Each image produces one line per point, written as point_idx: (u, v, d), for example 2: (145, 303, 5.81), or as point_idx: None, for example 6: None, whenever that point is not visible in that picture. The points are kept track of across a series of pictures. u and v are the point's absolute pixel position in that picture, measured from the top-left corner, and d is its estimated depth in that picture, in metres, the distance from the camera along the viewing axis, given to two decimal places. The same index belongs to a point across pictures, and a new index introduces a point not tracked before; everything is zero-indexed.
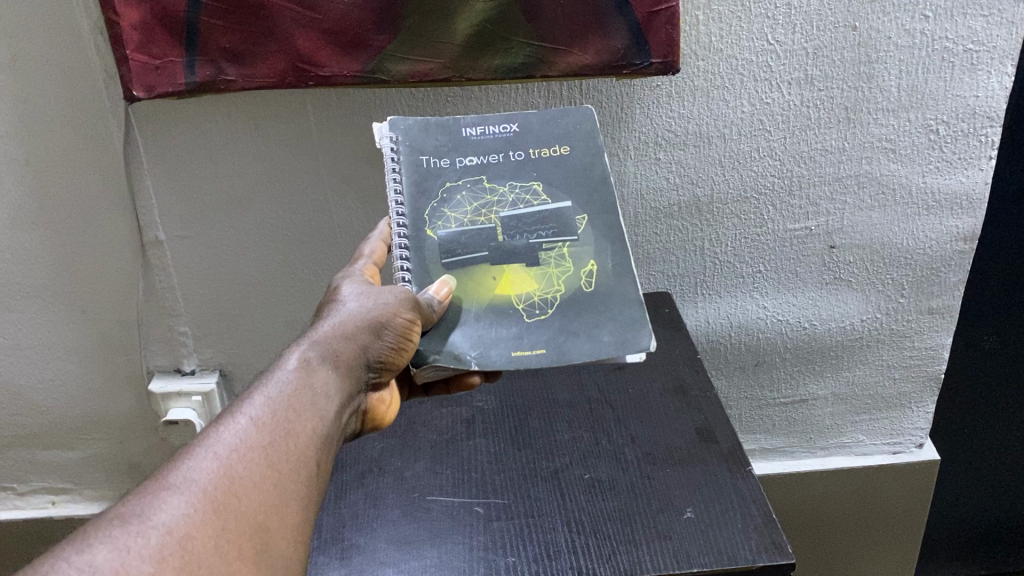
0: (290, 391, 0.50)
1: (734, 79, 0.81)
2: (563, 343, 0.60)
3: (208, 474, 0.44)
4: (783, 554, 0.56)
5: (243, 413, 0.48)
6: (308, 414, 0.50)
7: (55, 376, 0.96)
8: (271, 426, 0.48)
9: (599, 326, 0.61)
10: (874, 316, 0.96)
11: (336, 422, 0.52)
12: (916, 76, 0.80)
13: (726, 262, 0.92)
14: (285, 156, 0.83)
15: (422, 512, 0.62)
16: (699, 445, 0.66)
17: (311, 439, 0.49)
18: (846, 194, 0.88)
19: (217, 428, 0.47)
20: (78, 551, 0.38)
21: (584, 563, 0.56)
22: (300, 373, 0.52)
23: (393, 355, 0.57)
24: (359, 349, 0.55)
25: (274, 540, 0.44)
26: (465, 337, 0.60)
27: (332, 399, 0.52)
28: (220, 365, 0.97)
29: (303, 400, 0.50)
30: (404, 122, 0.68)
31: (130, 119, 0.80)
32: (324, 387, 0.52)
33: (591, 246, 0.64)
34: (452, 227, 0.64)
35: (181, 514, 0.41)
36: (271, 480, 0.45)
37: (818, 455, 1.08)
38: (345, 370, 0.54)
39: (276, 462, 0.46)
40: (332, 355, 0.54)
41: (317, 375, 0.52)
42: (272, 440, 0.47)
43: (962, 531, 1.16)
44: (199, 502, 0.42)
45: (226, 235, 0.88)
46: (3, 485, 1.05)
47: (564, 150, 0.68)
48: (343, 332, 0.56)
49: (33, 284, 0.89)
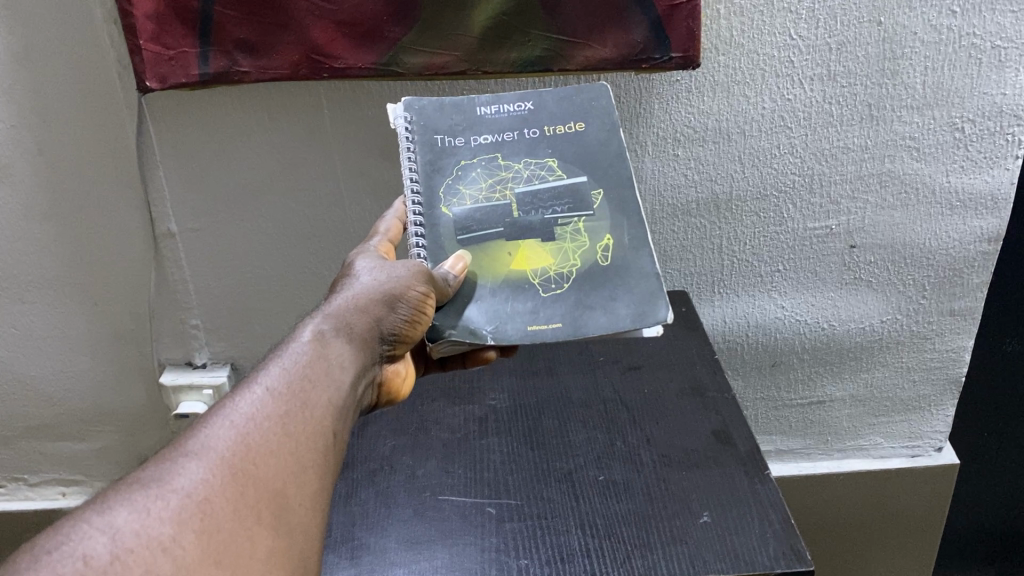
0: (306, 361, 0.49)
1: (756, 75, 0.79)
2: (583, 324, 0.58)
3: (226, 441, 0.43)
4: (802, 561, 0.55)
5: (259, 383, 0.47)
6: (322, 385, 0.49)
7: (67, 369, 0.96)
8: (287, 396, 0.47)
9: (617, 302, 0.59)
10: (894, 317, 0.94)
11: (350, 392, 0.51)
12: (942, 73, 0.79)
13: (744, 260, 0.91)
14: (299, 149, 0.82)
15: (434, 511, 0.61)
16: (716, 448, 0.65)
17: (327, 409, 0.48)
18: (868, 192, 0.86)
19: (233, 397, 0.46)
20: (99, 512, 0.37)
21: (598, 566, 0.55)
22: (314, 344, 0.51)
23: (407, 327, 0.56)
24: (372, 320, 0.55)
25: (292, 507, 0.43)
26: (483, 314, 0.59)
27: (346, 368, 0.51)
28: (232, 358, 0.96)
29: (319, 368, 0.49)
30: (418, 102, 0.66)
31: (143, 110, 0.79)
32: (339, 358, 0.51)
33: (607, 220, 0.63)
34: (467, 204, 0.63)
35: (200, 478, 0.40)
36: (288, 448, 0.44)
37: (834, 458, 1.06)
38: (360, 341, 0.54)
39: (294, 432, 0.45)
40: (346, 326, 0.53)
41: (330, 345, 0.52)
42: (288, 411, 0.46)
43: (980, 536, 1.15)
44: (218, 468, 0.41)
45: (239, 229, 0.87)
46: (14, 475, 1.05)
47: (579, 127, 0.66)
48: (356, 304, 0.55)
49: (46, 276, 0.89)
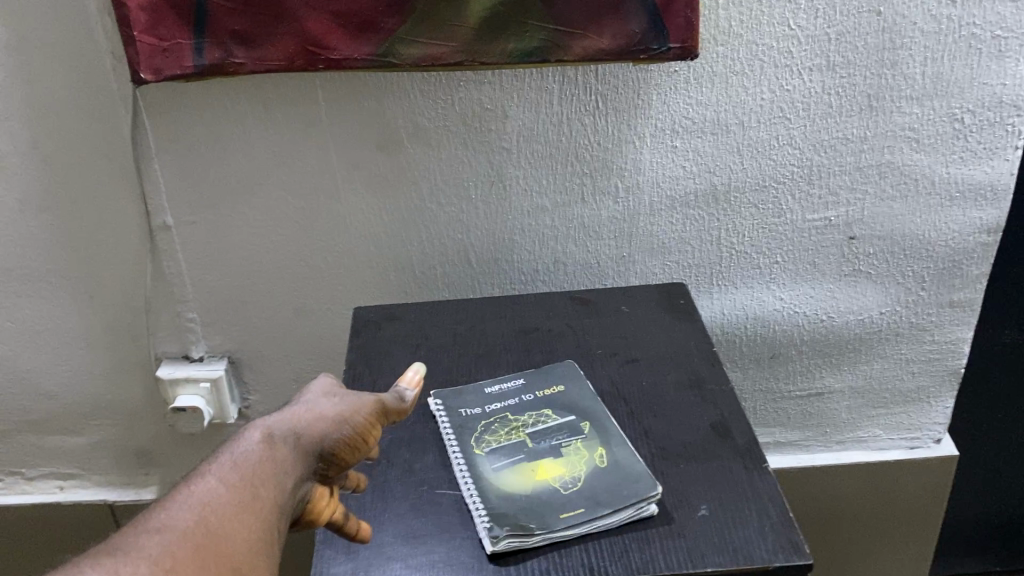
0: (256, 455, 0.46)
1: (754, 66, 0.79)
2: (603, 494, 0.58)
3: (184, 521, 0.41)
4: (801, 554, 0.55)
5: (211, 471, 0.45)
6: (274, 479, 0.46)
7: (63, 363, 0.95)
8: (240, 486, 0.44)
9: (632, 479, 0.59)
10: (893, 308, 0.94)
11: (292, 497, 0.47)
12: (941, 63, 0.78)
13: (743, 252, 0.90)
14: (295, 140, 0.82)
15: (431, 505, 0.60)
16: (714, 441, 0.65)
17: (276, 506, 0.45)
18: (867, 183, 0.86)
19: (196, 471, 0.45)
20: None
21: (596, 560, 0.55)
22: (264, 444, 0.47)
23: (348, 450, 0.52)
24: (320, 434, 0.50)
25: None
26: (504, 508, 0.58)
27: (292, 476, 0.47)
28: (229, 351, 0.95)
29: (270, 466, 0.46)
30: None
31: (138, 103, 0.79)
32: (288, 461, 0.48)
33: None
34: None
35: (161, 554, 0.39)
36: (249, 525, 0.43)
37: (833, 449, 1.06)
38: (307, 452, 0.49)
39: (248, 520, 0.43)
40: (297, 432, 0.49)
41: (280, 448, 0.48)
42: (241, 499, 0.44)
43: (975, 527, 1.15)
44: (179, 540, 0.40)
45: (234, 221, 0.86)
46: (10, 470, 1.03)
47: None
48: (313, 413, 0.51)
49: (41, 269, 0.88)
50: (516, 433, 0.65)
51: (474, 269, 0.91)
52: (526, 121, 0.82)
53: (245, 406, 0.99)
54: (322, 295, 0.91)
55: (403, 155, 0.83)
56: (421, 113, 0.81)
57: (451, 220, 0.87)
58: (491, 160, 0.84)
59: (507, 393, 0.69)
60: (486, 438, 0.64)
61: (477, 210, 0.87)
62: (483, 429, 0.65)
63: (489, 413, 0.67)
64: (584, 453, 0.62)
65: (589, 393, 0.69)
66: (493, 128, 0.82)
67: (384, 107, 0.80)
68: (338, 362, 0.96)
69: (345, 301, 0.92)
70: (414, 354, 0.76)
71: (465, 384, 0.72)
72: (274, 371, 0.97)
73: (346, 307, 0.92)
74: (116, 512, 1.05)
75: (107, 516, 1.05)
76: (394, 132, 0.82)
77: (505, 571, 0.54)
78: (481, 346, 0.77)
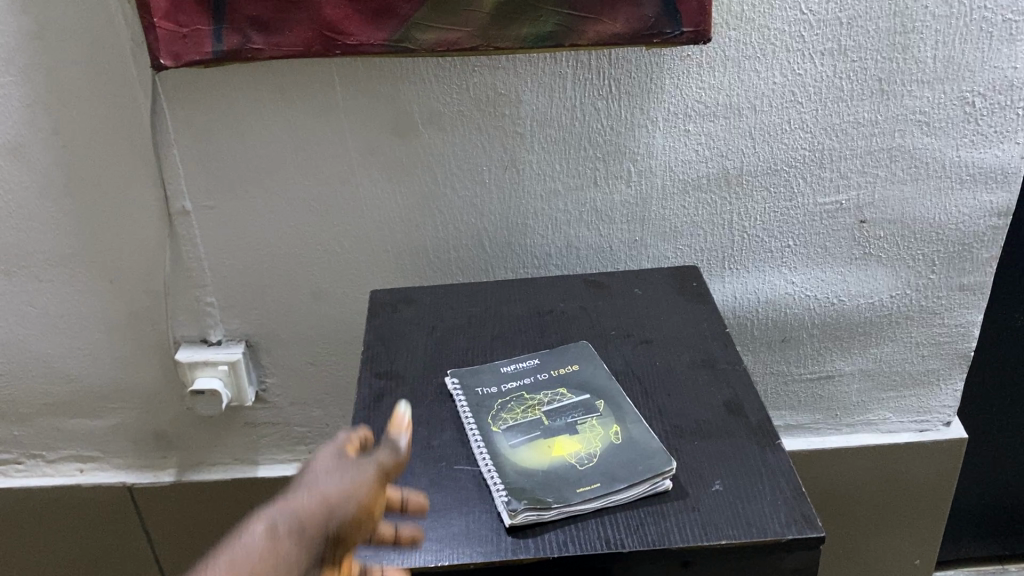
0: (252, 554, 0.44)
1: (766, 49, 0.79)
2: (619, 470, 0.59)
3: None
4: (813, 527, 0.56)
5: None
6: None
7: (83, 346, 0.96)
8: None
9: (647, 455, 0.61)
10: (904, 292, 0.95)
11: None
12: (952, 47, 0.79)
13: (754, 236, 0.91)
14: (311, 126, 0.83)
15: (450, 481, 0.61)
16: (728, 418, 0.66)
17: None
18: (878, 167, 0.86)
19: None
20: None
21: (612, 533, 0.56)
22: (258, 543, 0.45)
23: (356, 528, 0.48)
24: (325, 519, 0.47)
25: None
26: (522, 484, 0.59)
27: (295, 571, 0.45)
28: (247, 335, 0.97)
29: (268, 568, 0.44)
30: None
31: (157, 89, 0.80)
32: (287, 561, 0.45)
33: None
34: None
35: None
36: None
37: (843, 432, 1.06)
38: (310, 542, 0.46)
39: None
40: (299, 522, 0.46)
41: (283, 541, 0.45)
42: None
43: (977, 506, 1.18)
44: None
45: (252, 206, 0.87)
46: (31, 452, 1.05)
47: None
48: (317, 493, 0.48)
49: (62, 253, 0.90)
50: (532, 411, 0.66)
51: (487, 254, 0.92)
52: (540, 106, 0.83)
53: (262, 389, 1.00)
54: (338, 279, 0.92)
55: (418, 140, 0.84)
56: (436, 99, 0.82)
57: (465, 205, 0.88)
58: (505, 145, 0.85)
59: (522, 373, 0.71)
60: (502, 416, 0.66)
61: (491, 194, 0.88)
62: (499, 407, 0.67)
63: (504, 392, 0.68)
64: (599, 430, 0.64)
65: (603, 373, 0.70)
66: (507, 112, 0.83)
67: (400, 92, 0.81)
68: (354, 345, 0.97)
69: (361, 285, 0.93)
70: (430, 335, 0.77)
71: (480, 364, 0.73)
72: (290, 354, 0.98)
73: (362, 291, 0.93)
74: (135, 494, 1.06)
75: (126, 499, 1.06)
76: (409, 118, 0.83)
77: (524, 543, 0.55)
78: (495, 328, 0.78)
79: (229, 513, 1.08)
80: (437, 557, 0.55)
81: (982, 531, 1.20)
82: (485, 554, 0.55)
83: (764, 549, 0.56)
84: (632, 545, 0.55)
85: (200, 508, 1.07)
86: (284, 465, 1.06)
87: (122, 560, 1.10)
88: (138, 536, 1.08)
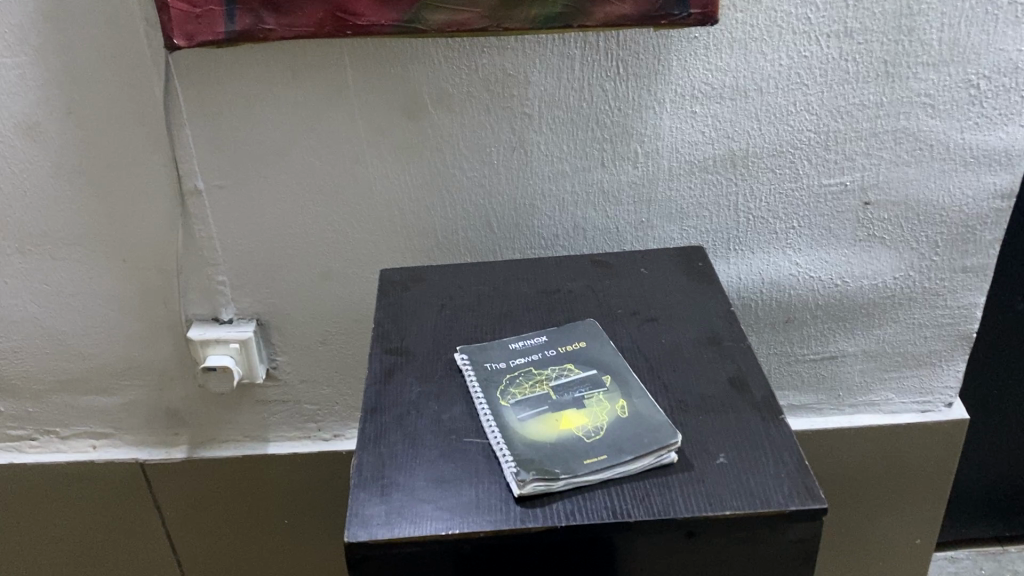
0: None
1: (772, 32, 0.80)
2: (626, 442, 0.61)
3: None
4: (815, 499, 0.57)
5: None
6: None
7: (96, 324, 0.98)
8: None
9: (653, 429, 0.62)
10: (907, 273, 0.96)
11: None
12: (958, 29, 0.80)
13: (760, 218, 0.92)
14: (322, 106, 0.84)
15: (460, 453, 0.62)
16: (732, 394, 0.67)
17: None
18: (883, 149, 0.87)
19: None
20: None
21: (618, 504, 0.57)
22: None
23: None
24: None
25: None
26: (530, 455, 0.60)
27: None
28: (257, 313, 0.98)
29: None
30: None
31: (170, 69, 0.81)
32: None
33: None
34: None
35: None
36: None
37: (846, 413, 1.07)
38: None
39: None
40: None
41: None
42: None
43: (974, 483, 1.20)
44: None
45: (263, 185, 0.89)
46: (45, 428, 1.06)
47: None
48: None
49: (76, 231, 0.91)
50: (540, 386, 0.67)
51: (495, 235, 0.93)
52: (548, 87, 0.83)
53: (272, 367, 1.02)
54: (348, 258, 0.94)
55: (428, 120, 0.85)
56: (445, 80, 0.83)
57: (473, 185, 0.89)
58: (513, 126, 0.86)
59: (530, 349, 0.72)
60: (511, 390, 0.67)
61: (499, 174, 0.89)
62: (508, 382, 0.68)
63: (513, 368, 0.70)
64: (605, 404, 0.65)
65: (610, 350, 0.72)
66: (515, 93, 0.84)
67: (410, 73, 0.82)
68: (363, 324, 0.98)
69: (371, 265, 0.94)
70: (440, 313, 0.78)
71: (489, 341, 0.74)
72: (300, 333, 0.99)
73: (371, 271, 0.95)
74: (147, 471, 1.07)
75: (138, 476, 1.07)
76: (419, 98, 0.84)
77: (532, 512, 0.57)
78: (504, 306, 0.80)
79: (241, 490, 1.09)
80: (448, 525, 0.56)
81: (980, 506, 1.22)
82: (495, 523, 0.56)
83: (768, 521, 0.57)
84: (638, 515, 0.56)
85: (212, 484, 1.08)
86: (294, 443, 1.08)
87: (135, 536, 1.11)
88: (151, 512, 1.09)
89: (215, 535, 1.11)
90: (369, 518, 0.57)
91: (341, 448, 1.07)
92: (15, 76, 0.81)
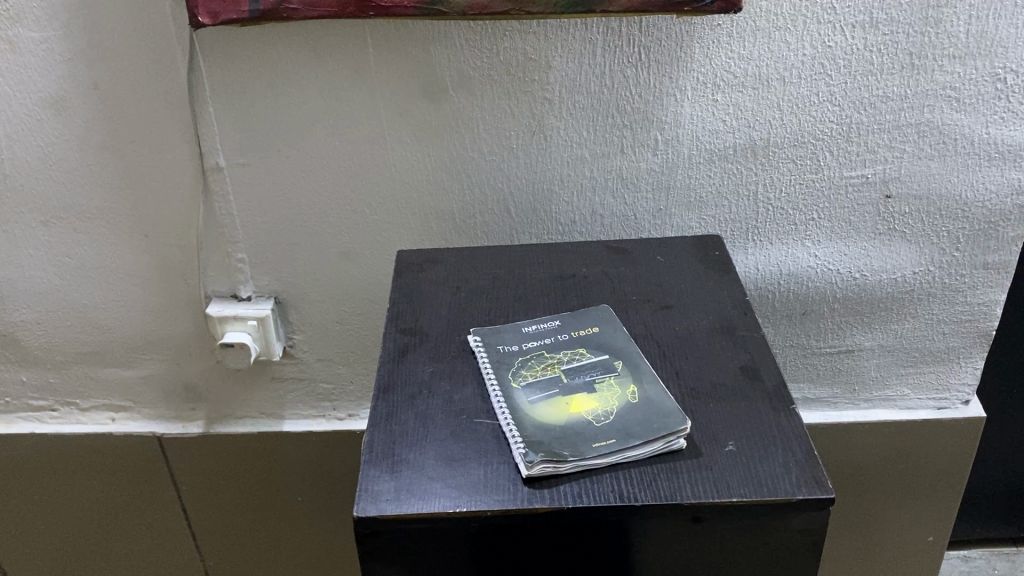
0: None
1: (797, 20, 0.80)
2: (635, 427, 0.61)
3: None
4: (822, 489, 0.57)
5: None
6: None
7: (117, 298, 0.99)
8: None
9: (661, 414, 0.62)
10: (926, 268, 0.95)
11: None
12: (986, 22, 0.79)
13: (779, 208, 0.91)
14: (344, 87, 0.84)
15: (469, 433, 0.63)
16: (744, 383, 0.67)
17: None
18: (906, 142, 0.87)
19: None
20: None
21: (625, 488, 0.57)
22: None
23: None
24: None
25: None
26: (539, 437, 0.60)
27: None
28: (276, 292, 0.99)
29: None
30: None
31: (195, 47, 0.82)
32: None
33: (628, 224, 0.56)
34: None
35: None
36: None
37: (861, 407, 1.07)
38: None
39: None
40: None
41: None
42: None
43: (987, 482, 1.20)
44: None
45: (285, 165, 0.89)
46: (66, 400, 1.08)
47: None
48: None
49: (99, 206, 0.92)
50: (551, 369, 0.67)
51: (513, 219, 0.93)
52: (569, 72, 0.83)
53: (290, 345, 1.03)
54: (365, 239, 0.94)
55: (448, 103, 0.85)
56: (466, 63, 0.83)
57: (492, 169, 0.89)
58: (534, 111, 0.86)
59: (543, 333, 0.72)
60: (522, 373, 0.67)
61: (517, 159, 0.89)
62: (519, 364, 0.68)
63: (525, 350, 0.70)
64: (616, 389, 0.65)
65: (622, 336, 0.72)
66: (536, 78, 0.84)
67: (430, 55, 0.83)
68: (379, 305, 0.99)
69: (388, 245, 0.95)
70: (454, 295, 0.79)
71: (501, 324, 0.74)
72: (317, 312, 1.00)
73: (388, 251, 0.95)
74: (164, 445, 1.08)
75: (155, 450, 1.08)
76: (439, 81, 0.84)
77: (540, 493, 0.57)
78: (518, 289, 0.80)
79: (256, 466, 1.10)
80: (456, 503, 0.57)
81: (992, 506, 1.21)
82: (502, 503, 0.57)
83: (773, 509, 0.57)
84: (644, 499, 0.56)
85: (228, 460, 1.10)
86: (308, 421, 1.09)
87: (151, 507, 1.13)
88: (167, 485, 1.11)
89: (229, 508, 1.13)
90: (378, 493, 0.58)
91: (355, 429, 1.08)
92: (42, 51, 0.82)
